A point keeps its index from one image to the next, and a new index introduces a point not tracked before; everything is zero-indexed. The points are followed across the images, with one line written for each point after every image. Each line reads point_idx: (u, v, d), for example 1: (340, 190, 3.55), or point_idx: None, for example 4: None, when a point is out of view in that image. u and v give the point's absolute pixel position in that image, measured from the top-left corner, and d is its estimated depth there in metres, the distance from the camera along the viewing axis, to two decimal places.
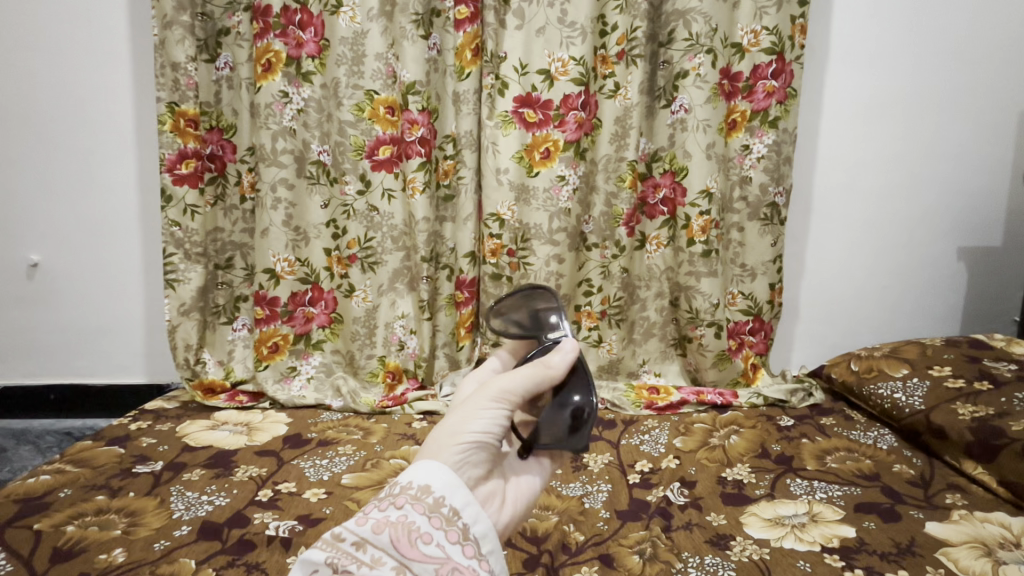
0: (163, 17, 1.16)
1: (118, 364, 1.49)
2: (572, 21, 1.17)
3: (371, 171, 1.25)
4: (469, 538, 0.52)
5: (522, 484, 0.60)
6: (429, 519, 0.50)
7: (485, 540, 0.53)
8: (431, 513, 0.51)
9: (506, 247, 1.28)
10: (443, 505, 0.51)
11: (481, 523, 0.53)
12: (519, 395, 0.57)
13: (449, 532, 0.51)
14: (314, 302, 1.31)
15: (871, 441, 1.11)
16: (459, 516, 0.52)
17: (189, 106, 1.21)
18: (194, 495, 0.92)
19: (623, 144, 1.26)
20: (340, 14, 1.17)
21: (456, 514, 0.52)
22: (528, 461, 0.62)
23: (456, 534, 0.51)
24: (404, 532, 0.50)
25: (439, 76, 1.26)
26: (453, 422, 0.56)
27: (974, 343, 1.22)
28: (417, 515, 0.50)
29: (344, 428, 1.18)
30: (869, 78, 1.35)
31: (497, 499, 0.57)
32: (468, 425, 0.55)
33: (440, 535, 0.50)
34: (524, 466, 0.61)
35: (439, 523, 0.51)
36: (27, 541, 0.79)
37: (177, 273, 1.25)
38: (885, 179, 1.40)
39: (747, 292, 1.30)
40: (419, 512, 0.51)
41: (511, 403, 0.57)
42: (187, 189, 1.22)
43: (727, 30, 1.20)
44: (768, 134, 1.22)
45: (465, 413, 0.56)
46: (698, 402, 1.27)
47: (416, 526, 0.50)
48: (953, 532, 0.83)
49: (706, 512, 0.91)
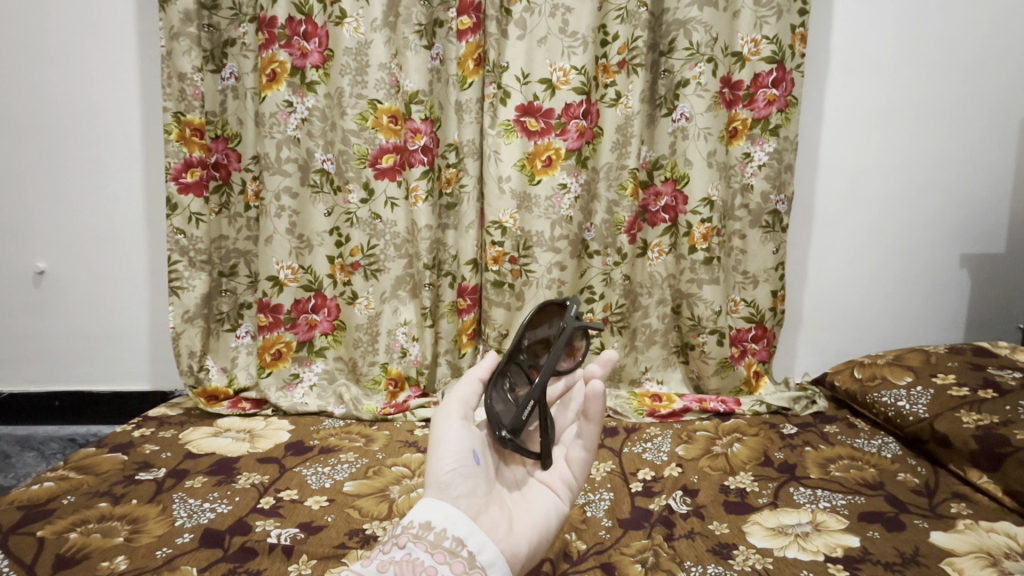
0: (169, 28, 1.17)
1: (123, 371, 1.50)
2: (573, 32, 1.19)
3: (374, 179, 1.26)
4: (476, 567, 0.55)
5: (529, 526, 0.64)
6: (432, 554, 0.55)
7: (494, 567, 0.56)
8: (434, 548, 0.56)
9: (508, 255, 1.28)
10: (445, 538, 0.56)
11: (487, 550, 0.57)
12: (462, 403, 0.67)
13: (454, 563, 0.55)
14: (317, 309, 1.31)
15: (875, 449, 1.10)
16: (463, 546, 0.56)
17: (195, 116, 1.22)
18: (197, 502, 0.92)
19: (624, 153, 1.26)
20: (344, 25, 1.19)
21: (460, 544, 0.56)
22: (537, 507, 0.67)
23: (461, 564, 0.55)
24: (409, 568, 0.54)
25: (442, 86, 1.28)
26: (428, 457, 0.62)
27: (979, 351, 1.22)
28: (420, 551, 0.55)
29: (346, 436, 1.18)
30: (870, 85, 1.36)
31: (504, 525, 0.61)
32: (440, 454, 0.62)
33: (444, 568, 0.54)
34: (533, 510, 0.66)
35: (443, 557, 0.55)
36: (30, 548, 0.79)
37: (181, 280, 1.26)
38: (887, 186, 1.41)
39: (749, 299, 1.30)
40: (422, 548, 0.55)
41: (460, 413, 0.66)
42: (192, 198, 1.23)
43: (728, 39, 1.21)
44: (769, 141, 1.23)
45: (434, 443, 0.63)
46: (701, 409, 1.27)
47: (421, 561, 0.55)
48: (958, 542, 0.82)
49: (708, 520, 0.90)
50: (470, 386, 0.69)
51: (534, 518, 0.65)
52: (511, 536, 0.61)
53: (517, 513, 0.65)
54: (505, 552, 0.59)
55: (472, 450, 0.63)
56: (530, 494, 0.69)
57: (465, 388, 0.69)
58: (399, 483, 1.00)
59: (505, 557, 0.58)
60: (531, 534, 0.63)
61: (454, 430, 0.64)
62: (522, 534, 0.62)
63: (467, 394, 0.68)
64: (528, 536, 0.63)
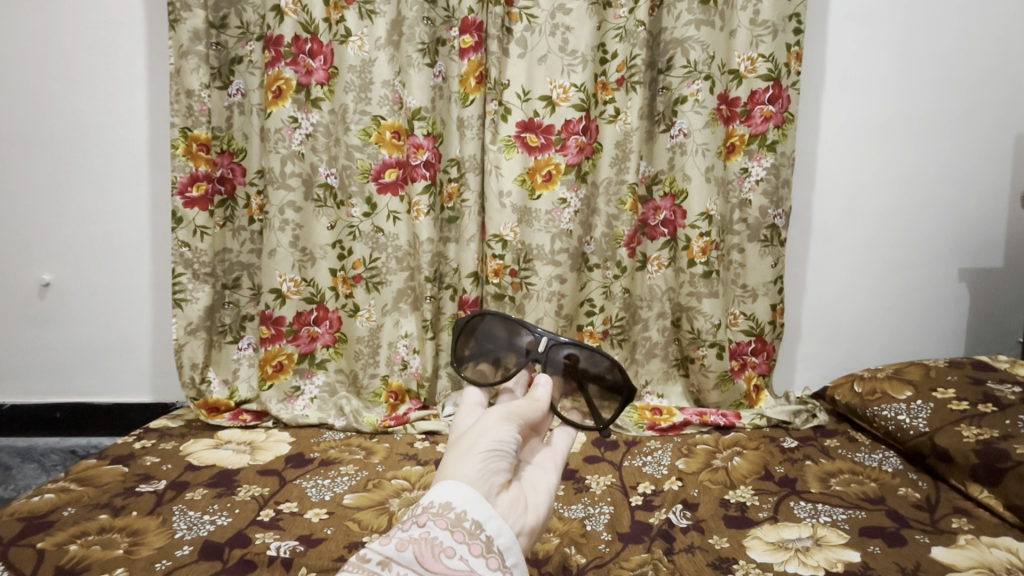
0: (179, 47, 1.20)
1: (125, 383, 1.50)
2: (572, 50, 1.21)
3: (377, 194, 1.27)
4: (492, 551, 0.52)
5: (540, 507, 0.61)
6: (451, 534, 0.51)
7: (510, 552, 0.54)
8: (454, 527, 0.52)
9: (508, 268, 1.30)
10: (465, 518, 0.53)
11: (504, 535, 0.54)
12: (519, 417, 0.65)
13: (472, 545, 0.51)
14: (318, 321, 1.32)
15: (876, 463, 1.10)
16: (482, 529, 0.53)
17: (201, 131, 1.24)
18: (196, 514, 0.93)
19: (623, 168, 1.28)
20: (349, 43, 1.22)
21: (479, 527, 0.53)
22: (537, 485, 0.64)
23: (479, 547, 0.52)
24: (427, 547, 0.51)
25: (444, 102, 1.30)
26: (471, 435, 0.59)
27: (978, 364, 1.21)
28: (440, 530, 0.51)
29: (346, 448, 1.18)
30: (867, 103, 1.38)
31: (521, 505, 0.59)
32: (485, 435, 0.59)
33: (463, 549, 0.51)
34: (534, 487, 0.63)
35: (462, 537, 0.52)
36: (29, 560, 0.80)
37: (185, 293, 1.27)
38: (882, 202, 1.42)
39: (749, 312, 1.31)
40: (441, 527, 0.52)
41: (516, 421, 0.64)
42: (197, 212, 1.25)
43: (725, 56, 1.23)
44: (767, 157, 1.24)
45: (482, 428, 0.60)
46: (701, 423, 1.27)
47: (439, 541, 0.51)
48: (959, 557, 0.82)
49: (708, 534, 0.90)
50: (531, 409, 0.67)
51: (548, 495, 0.64)
52: (527, 516, 0.59)
53: (533, 488, 0.63)
54: (516, 534, 0.57)
55: (513, 445, 0.61)
56: (539, 469, 0.67)
57: (464, 419, 0.71)
58: (399, 495, 1.00)
59: (519, 540, 0.56)
60: (545, 509, 0.61)
61: (505, 429, 0.61)
62: (534, 514, 0.60)
63: (524, 410, 0.66)
64: (541, 516, 0.61)
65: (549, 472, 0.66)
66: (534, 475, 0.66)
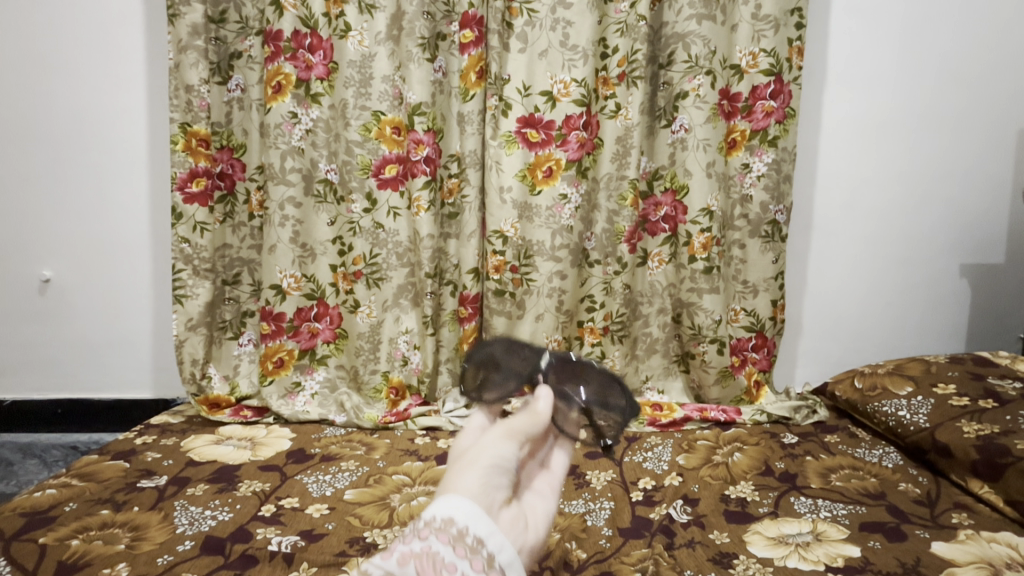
0: (178, 41, 1.19)
1: (126, 379, 1.50)
2: (573, 45, 1.20)
3: (377, 189, 1.27)
4: (493, 568, 0.50)
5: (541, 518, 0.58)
6: (454, 550, 0.49)
7: (513, 569, 0.51)
8: (455, 543, 0.50)
9: (509, 263, 1.29)
10: (467, 535, 0.50)
11: (506, 551, 0.51)
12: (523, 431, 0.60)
13: (474, 561, 0.49)
14: (319, 317, 1.32)
15: (876, 459, 1.10)
16: (483, 546, 0.50)
17: (200, 127, 1.24)
18: (198, 509, 0.93)
19: (624, 163, 1.28)
20: (348, 38, 1.21)
21: (481, 543, 0.50)
22: (538, 500, 0.60)
23: (480, 564, 0.49)
24: (429, 563, 0.48)
25: (444, 97, 1.29)
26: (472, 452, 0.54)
27: (979, 360, 1.21)
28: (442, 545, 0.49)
29: (347, 444, 1.18)
30: (868, 98, 1.37)
31: (523, 522, 0.56)
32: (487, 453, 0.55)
33: (465, 566, 0.49)
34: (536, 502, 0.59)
35: (463, 553, 0.49)
36: (31, 555, 0.80)
37: (185, 289, 1.27)
38: (883, 198, 1.42)
39: (750, 308, 1.31)
40: (444, 542, 0.49)
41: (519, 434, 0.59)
42: (197, 207, 1.25)
43: (726, 51, 1.22)
44: (768, 152, 1.24)
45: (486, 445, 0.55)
46: (702, 418, 1.27)
47: (441, 557, 0.49)
48: (959, 552, 0.82)
49: (709, 530, 0.90)
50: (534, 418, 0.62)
51: (549, 509, 0.60)
52: (529, 533, 0.55)
53: (534, 502, 0.59)
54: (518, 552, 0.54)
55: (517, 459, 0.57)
56: (541, 477, 0.64)
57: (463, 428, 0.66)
58: (400, 491, 1.00)
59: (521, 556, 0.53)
60: (546, 527, 0.58)
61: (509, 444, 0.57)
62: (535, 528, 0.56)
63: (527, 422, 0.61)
64: (539, 534, 0.57)
65: (552, 485, 0.63)
66: (536, 485, 0.62)
